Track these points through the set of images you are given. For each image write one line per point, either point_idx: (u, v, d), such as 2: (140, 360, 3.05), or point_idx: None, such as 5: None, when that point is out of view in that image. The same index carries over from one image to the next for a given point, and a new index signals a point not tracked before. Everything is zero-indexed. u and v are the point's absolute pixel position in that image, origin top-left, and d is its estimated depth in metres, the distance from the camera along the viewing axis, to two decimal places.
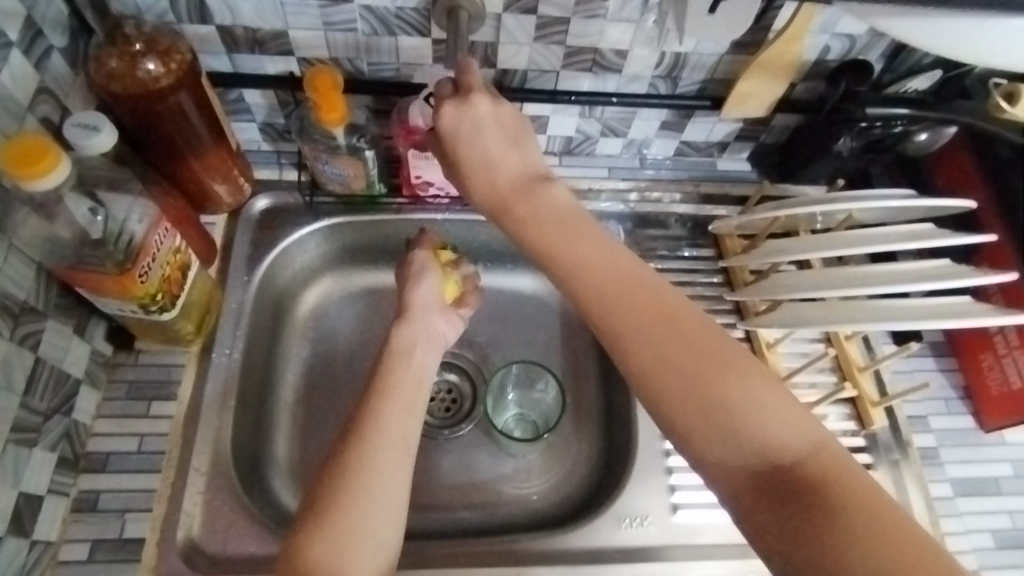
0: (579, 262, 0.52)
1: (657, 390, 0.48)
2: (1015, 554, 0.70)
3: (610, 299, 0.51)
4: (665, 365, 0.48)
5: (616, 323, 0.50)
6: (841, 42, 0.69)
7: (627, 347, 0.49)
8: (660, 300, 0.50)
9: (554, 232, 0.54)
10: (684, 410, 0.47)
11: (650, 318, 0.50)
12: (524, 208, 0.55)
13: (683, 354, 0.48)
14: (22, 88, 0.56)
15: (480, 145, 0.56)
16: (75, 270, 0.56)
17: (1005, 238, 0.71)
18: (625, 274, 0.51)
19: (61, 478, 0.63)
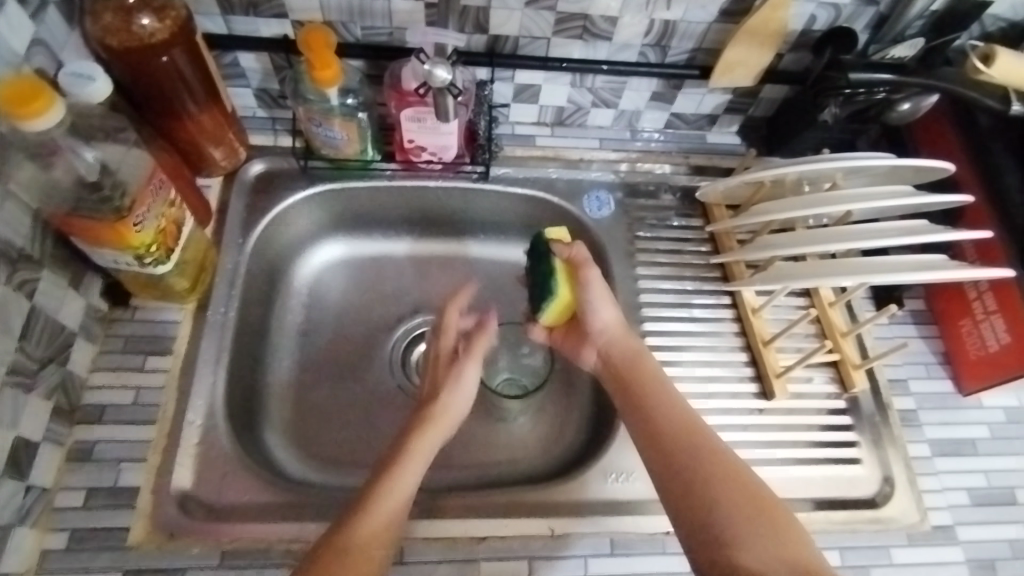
0: (646, 385, 0.67)
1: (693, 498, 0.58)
2: (989, 512, 0.72)
3: (663, 431, 0.63)
4: (700, 478, 0.59)
5: (665, 447, 0.61)
6: (826, 11, 0.71)
7: (677, 464, 0.61)
8: (703, 441, 0.62)
9: (627, 369, 0.68)
10: (727, 522, 0.56)
11: (701, 456, 0.60)
12: (615, 355, 0.69)
13: (714, 472, 0.59)
14: (18, 37, 0.57)
15: (596, 305, 0.71)
16: (71, 216, 0.58)
17: (980, 197, 0.73)
18: (685, 420, 0.64)
19: (56, 427, 0.64)
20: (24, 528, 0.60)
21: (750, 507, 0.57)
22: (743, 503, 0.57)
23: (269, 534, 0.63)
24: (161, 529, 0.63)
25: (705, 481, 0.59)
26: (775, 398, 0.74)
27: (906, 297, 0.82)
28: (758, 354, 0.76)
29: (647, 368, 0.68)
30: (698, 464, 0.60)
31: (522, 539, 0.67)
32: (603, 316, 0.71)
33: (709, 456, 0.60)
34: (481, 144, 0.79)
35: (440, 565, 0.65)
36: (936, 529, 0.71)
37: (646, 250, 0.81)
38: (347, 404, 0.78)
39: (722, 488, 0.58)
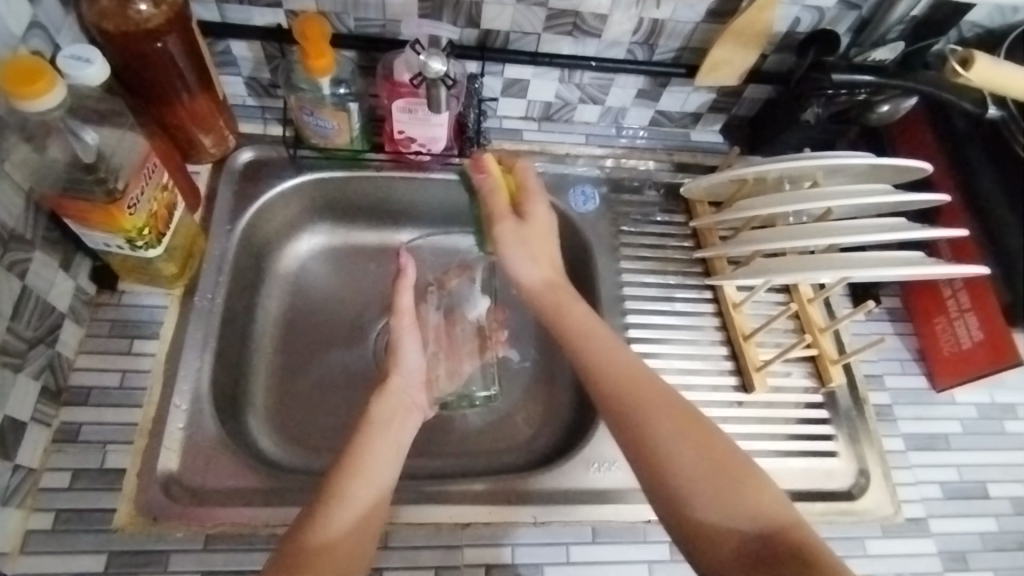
0: (584, 330, 0.63)
1: (650, 455, 0.56)
2: (960, 505, 0.74)
3: (609, 379, 0.60)
4: (650, 429, 0.57)
5: (615, 397, 0.59)
6: (810, 14, 0.73)
7: (629, 420, 0.58)
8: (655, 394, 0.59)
9: (561, 304, 0.65)
10: (685, 476, 0.55)
11: (654, 407, 0.58)
12: (552, 301, 0.65)
13: (666, 427, 0.57)
14: (15, 18, 0.58)
15: (519, 261, 0.67)
16: (63, 197, 0.59)
17: (955, 197, 0.76)
18: (636, 372, 0.60)
19: (43, 408, 0.64)
20: (9, 508, 0.60)
21: (720, 468, 0.55)
22: (705, 456, 0.56)
23: (254, 519, 0.64)
24: (146, 512, 0.63)
25: (658, 435, 0.57)
26: (754, 391, 0.76)
27: (883, 295, 0.84)
28: (738, 348, 0.77)
29: (576, 311, 0.64)
30: (657, 418, 0.57)
31: (503, 526, 0.68)
32: (530, 274, 0.67)
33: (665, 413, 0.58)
34: (469, 137, 0.80)
35: (424, 551, 0.66)
36: (909, 521, 0.72)
37: (630, 244, 0.82)
38: (332, 393, 0.79)
39: (684, 446, 0.56)
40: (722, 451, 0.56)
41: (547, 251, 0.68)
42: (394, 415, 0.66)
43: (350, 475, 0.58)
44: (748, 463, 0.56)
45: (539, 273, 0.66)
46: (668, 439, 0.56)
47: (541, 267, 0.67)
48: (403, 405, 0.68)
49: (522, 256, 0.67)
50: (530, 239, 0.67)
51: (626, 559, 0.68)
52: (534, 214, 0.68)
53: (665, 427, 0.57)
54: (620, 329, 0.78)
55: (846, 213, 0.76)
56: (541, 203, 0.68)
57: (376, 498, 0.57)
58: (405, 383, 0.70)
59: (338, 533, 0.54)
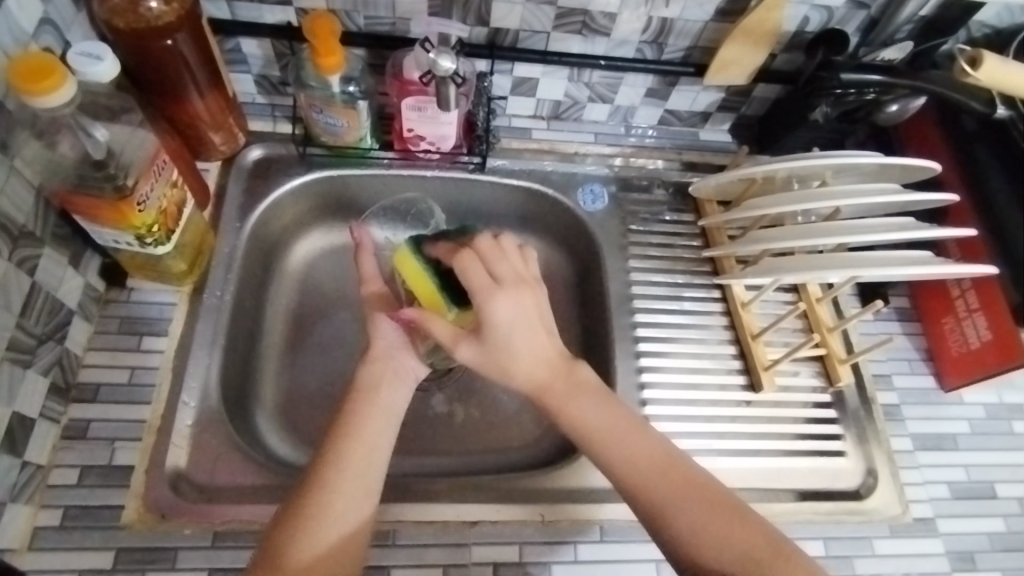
0: (597, 428, 0.60)
1: (688, 548, 0.55)
2: (968, 505, 0.74)
3: (631, 470, 0.58)
4: (683, 517, 0.56)
5: (642, 490, 0.57)
6: (820, 13, 0.73)
7: (659, 514, 0.56)
8: (681, 478, 0.58)
9: (565, 391, 0.61)
10: (724, 564, 0.54)
11: (680, 499, 0.56)
12: (562, 386, 0.61)
13: (699, 513, 0.56)
14: (27, 15, 0.58)
15: (511, 340, 0.60)
16: (74, 193, 0.59)
17: (965, 197, 0.76)
18: (658, 462, 0.58)
19: (52, 405, 0.64)
20: (19, 504, 0.60)
21: (755, 549, 0.54)
22: (737, 541, 0.55)
23: (263, 516, 0.64)
24: (154, 509, 0.63)
25: (691, 527, 0.55)
26: (763, 390, 0.76)
27: (892, 295, 0.84)
28: (746, 347, 0.77)
29: (584, 406, 0.60)
30: (686, 511, 0.56)
31: (512, 525, 0.68)
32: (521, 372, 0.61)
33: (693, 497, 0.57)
34: (478, 135, 0.80)
35: (432, 548, 0.66)
36: (918, 521, 0.72)
37: (638, 243, 0.82)
38: (340, 390, 0.78)
39: (716, 537, 0.55)
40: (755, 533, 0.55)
41: (537, 327, 0.62)
42: (382, 379, 0.64)
43: (343, 458, 0.57)
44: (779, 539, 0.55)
45: (526, 373, 0.61)
46: (698, 525, 0.55)
47: (523, 365, 0.61)
48: (391, 371, 0.65)
49: (512, 341, 0.60)
50: (502, 357, 0.60)
51: (635, 558, 0.67)
52: (505, 314, 0.60)
53: (693, 521, 0.55)
54: (629, 328, 0.78)
55: (856, 211, 0.76)
56: (496, 307, 0.60)
57: (368, 481, 0.57)
58: (390, 347, 0.67)
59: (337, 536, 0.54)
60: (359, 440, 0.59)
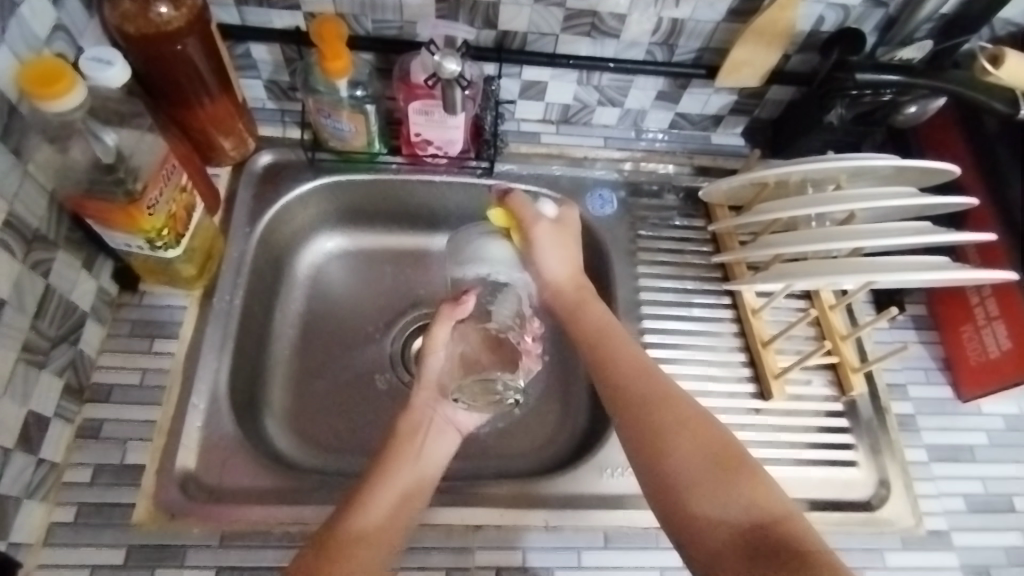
0: (599, 329, 0.67)
1: (649, 442, 0.58)
2: (985, 519, 0.72)
3: (608, 355, 0.64)
4: (653, 409, 0.59)
5: (617, 377, 0.62)
6: (835, 12, 0.71)
7: (632, 420, 0.59)
8: (658, 383, 0.61)
9: (575, 300, 0.70)
10: (685, 467, 0.56)
11: (653, 399, 0.60)
12: (582, 308, 0.69)
13: (667, 415, 0.59)
14: (39, 22, 0.59)
15: (548, 254, 0.70)
16: (85, 198, 0.60)
17: (985, 201, 0.74)
18: (644, 376, 0.62)
19: (66, 405, 0.66)
20: (33, 502, 0.62)
21: (715, 454, 0.56)
22: (699, 448, 0.57)
23: (270, 517, 0.65)
24: (164, 509, 0.64)
25: (658, 418, 0.59)
26: (772, 399, 0.74)
27: (908, 302, 0.82)
28: (757, 355, 0.76)
29: (593, 314, 0.68)
30: (658, 419, 0.59)
31: (516, 531, 0.68)
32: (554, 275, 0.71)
33: (663, 399, 0.60)
34: (486, 139, 0.79)
35: (436, 553, 0.66)
36: (931, 534, 0.71)
37: (648, 249, 0.81)
38: (347, 393, 0.79)
39: (684, 441, 0.57)
40: (723, 450, 0.57)
41: (566, 244, 0.71)
42: (439, 447, 0.67)
43: (399, 466, 0.63)
44: (748, 459, 0.57)
45: (564, 272, 0.71)
46: (664, 423, 0.58)
47: (562, 258, 0.70)
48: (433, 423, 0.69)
49: (548, 257, 0.70)
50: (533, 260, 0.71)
51: (638, 566, 0.67)
52: (545, 230, 0.70)
53: (662, 420, 0.59)
54: (637, 334, 0.77)
55: (871, 217, 0.75)
56: (546, 225, 0.70)
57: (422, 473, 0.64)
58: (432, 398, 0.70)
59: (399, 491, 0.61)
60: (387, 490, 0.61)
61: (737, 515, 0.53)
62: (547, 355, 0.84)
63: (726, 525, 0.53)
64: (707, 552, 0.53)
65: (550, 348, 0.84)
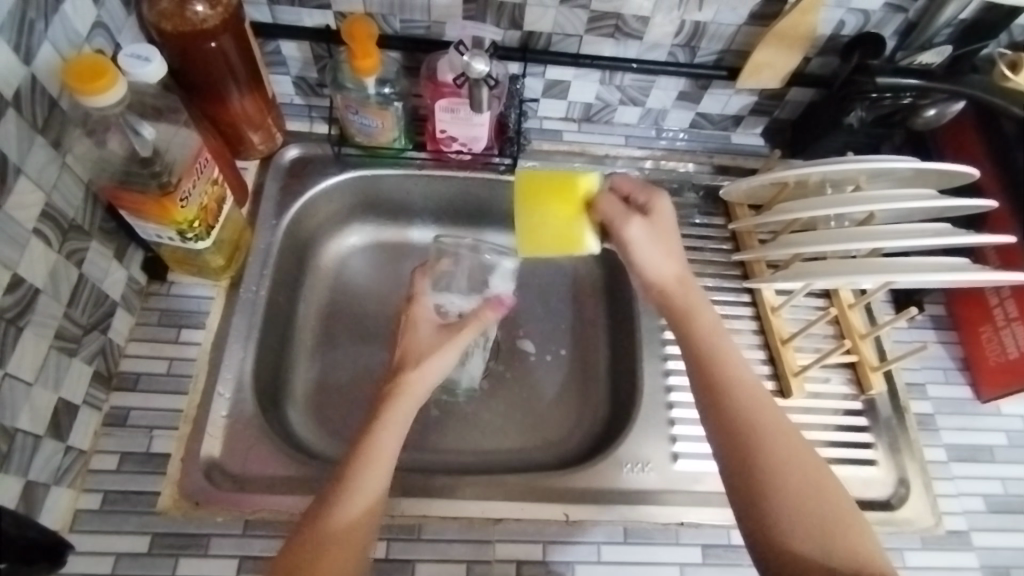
0: (707, 338, 0.64)
1: (757, 466, 0.57)
2: (1005, 519, 0.72)
3: (715, 366, 0.62)
4: (759, 436, 0.58)
5: (723, 389, 0.61)
6: (856, 16, 0.72)
7: (742, 424, 0.59)
8: (766, 408, 0.60)
9: (684, 302, 0.67)
10: (788, 501, 0.56)
11: (761, 424, 0.59)
12: (686, 318, 0.66)
13: (773, 442, 0.58)
14: (81, 19, 0.61)
15: (648, 254, 0.68)
16: (119, 188, 0.61)
17: (1004, 203, 0.75)
18: (750, 383, 0.62)
19: (95, 392, 0.67)
20: (61, 487, 0.62)
21: (817, 495, 0.56)
22: (805, 483, 0.57)
23: (292, 506, 0.65)
24: (189, 496, 0.65)
25: (766, 447, 0.58)
26: (791, 396, 0.75)
27: (927, 302, 0.82)
28: (776, 353, 0.76)
29: (704, 321, 0.65)
30: (772, 452, 0.58)
31: (537, 524, 0.68)
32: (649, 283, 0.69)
33: (771, 425, 0.59)
34: (509, 137, 0.81)
35: (457, 544, 0.66)
36: (951, 534, 0.70)
37: None
38: (368, 387, 0.80)
39: (784, 459, 0.58)
40: (821, 475, 0.57)
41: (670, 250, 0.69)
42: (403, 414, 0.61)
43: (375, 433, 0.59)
44: (845, 502, 0.57)
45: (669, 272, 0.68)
46: (772, 454, 0.58)
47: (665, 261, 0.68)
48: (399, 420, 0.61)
49: (645, 255, 0.68)
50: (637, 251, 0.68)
51: (659, 560, 0.67)
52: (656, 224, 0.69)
53: (773, 450, 0.58)
54: None
55: (891, 216, 0.75)
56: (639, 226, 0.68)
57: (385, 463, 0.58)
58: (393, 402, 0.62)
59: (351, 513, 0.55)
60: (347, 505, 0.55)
61: (838, 562, 0.53)
62: (565, 350, 0.85)
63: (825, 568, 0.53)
64: None
65: (569, 344, 0.85)
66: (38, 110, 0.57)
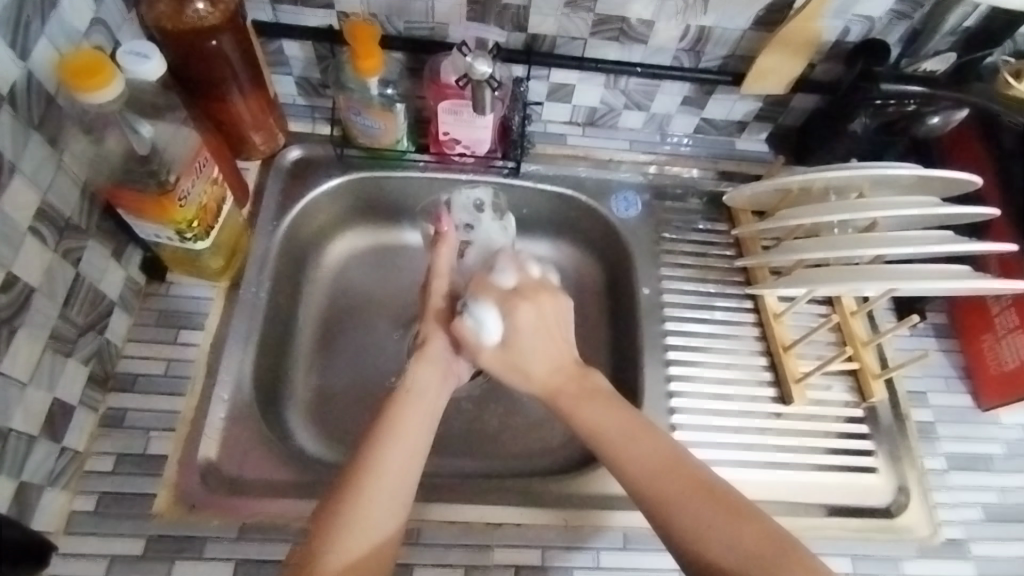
0: (596, 418, 0.62)
1: (692, 543, 0.54)
2: (1004, 528, 0.71)
3: (610, 435, 0.61)
4: (681, 500, 0.55)
5: (630, 465, 0.59)
6: (860, 23, 0.72)
7: (663, 512, 0.56)
8: (680, 471, 0.57)
9: (553, 380, 0.66)
10: (733, 559, 0.52)
11: (681, 490, 0.56)
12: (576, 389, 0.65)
13: (696, 503, 0.55)
14: (78, 15, 0.60)
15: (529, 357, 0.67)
16: (119, 187, 0.61)
17: (1005, 212, 0.75)
18: (655, 456, 0.59)
19: (91, 393, 0.66)
20: (55, 489, 0.62)
21: (754, 544, 0.52)
22: (742, 538, 0.53)
23: (290, 511, 0.64)
24: (185, 500, 0.64)
25: (692, 514, 0.54)
26: (793, 403, 0.75)
27: (928, 310, 0.82)
28: (778, 359, 0.76)
29: (589, 409, 0.63)
30: (693, 511, 0.55)
31: (535, 529, 0.67)
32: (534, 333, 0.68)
33: (688, 483, 0.56)
34: (513, 140, 0.80)
35: (455, 550, 0.66)
36: (949, 543, 0.70)
37: (670, 252, 0.82)
38: (369, 391, 0.79)
39: (713, 528, 0.54)
40: (760, 526, 0.53)
41: (552, 332, 0.68)
42: (432, 383, 0.66)
43: (394, 437, 0.59)
44: (789, 538, 0.53)
45: (540, 377, 0.66)
46: (697, 516, 0.54)
47: (530, 371, 0.67)
48: (420, 420, 0.61)
49: (534, 347, 0.67)
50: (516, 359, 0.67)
51: (658, 567, 0.67)
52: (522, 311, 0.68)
53: (690, 517, 0.54)
54: (659, 336, 0.78)
55: (894, 224, 0.75)
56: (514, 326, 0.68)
57: (408, 469, 0.57)
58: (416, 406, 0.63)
59: (375, 535, 0.53)
60: (360, 506, 0.54)
61: None
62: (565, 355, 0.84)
63: None
64: None
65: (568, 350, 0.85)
66: (34, 108, 0.56)
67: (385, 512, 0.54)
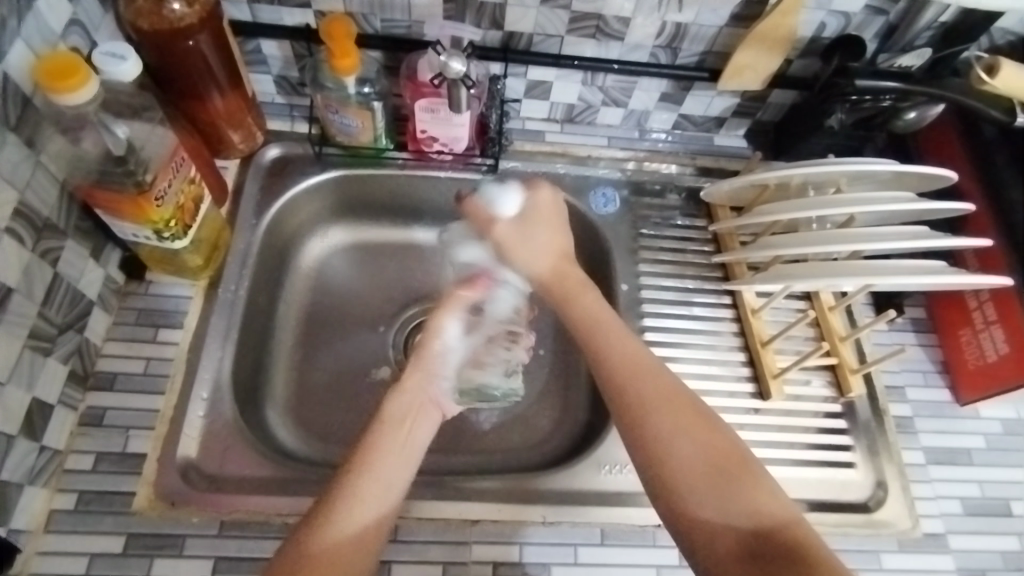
0: (589, 316, 0.65)
1: (656, 443, 0.56)
2: (981, 521, 0.72)
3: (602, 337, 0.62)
4: (654, 409, 0.57)
5: (615, 375, 0.60)
6: (836, 18, 0.72)
7: (639, 412, 0.57)
8: (663, 383, 0.59)
9: (572, 286, 0.68)
10: (691, 468, 0.54)
11: (656, 399, 0.57)
12: (581, 300, 0.66)
13: (670, 415, 0.56)
14: (55, 16, 0.61)
15: (530, 243, 0.71)
16: (95, 187, 0.61)
17: (983, 205, 0.75)
18: (635, 360, 0.60)
19: (71, 391, 0.66)
20: (34, 487, 0.62)
21: (718, 455, 0.55)
22: (708, 450, 0.55)
23: (269, 507, 0.65)
24: (164, 497, 0.65)
25: (662, 422, 0.56)
26: (771, 399, 0.75)
27: (906, 305, 0.82)
28: (756, 355, 0.77)
29: (584, 301, 0.66)
30: (666, 416, 0.56)
31: (513, 524, 0.68)
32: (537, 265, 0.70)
33: (667, 393, 0.58)
34: (490, 137, 0.80)
35: (433, 546, 0.66)
36: (927, 536, 0.71)
37: (649, 248, 0.82)
38: (348, 388, 0.80)
39: (682, 435, 0.56)
40: (724, 445, 0.56)
41: (552, 232, 0.72)
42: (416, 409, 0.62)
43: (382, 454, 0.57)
44: (756, 468, 0.55)
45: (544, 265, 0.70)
46: (671, 424, 0.56)
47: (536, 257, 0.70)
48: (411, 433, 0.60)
49: (536, 245, 0.71)
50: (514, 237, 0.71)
51: (634, 562, 0.67)
52: (541, 203, 0.72)
53: (665, 424, 0.56)
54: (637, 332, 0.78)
55: (871, 219, 0.75)
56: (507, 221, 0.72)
57: (394, 483, 0.56)
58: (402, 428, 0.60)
59: (363, 520, 0.53)
60: (340, 517, 0.53)
61: (749, 523, 0.52)
62: (543, 350, 0.85)
63: (733, 531, 0.52)
64: (712, 557, 0.52)
65: (548, 344, 0.85)
66: (12, 107, 0.56)
67: (373, 504, 0.54)
